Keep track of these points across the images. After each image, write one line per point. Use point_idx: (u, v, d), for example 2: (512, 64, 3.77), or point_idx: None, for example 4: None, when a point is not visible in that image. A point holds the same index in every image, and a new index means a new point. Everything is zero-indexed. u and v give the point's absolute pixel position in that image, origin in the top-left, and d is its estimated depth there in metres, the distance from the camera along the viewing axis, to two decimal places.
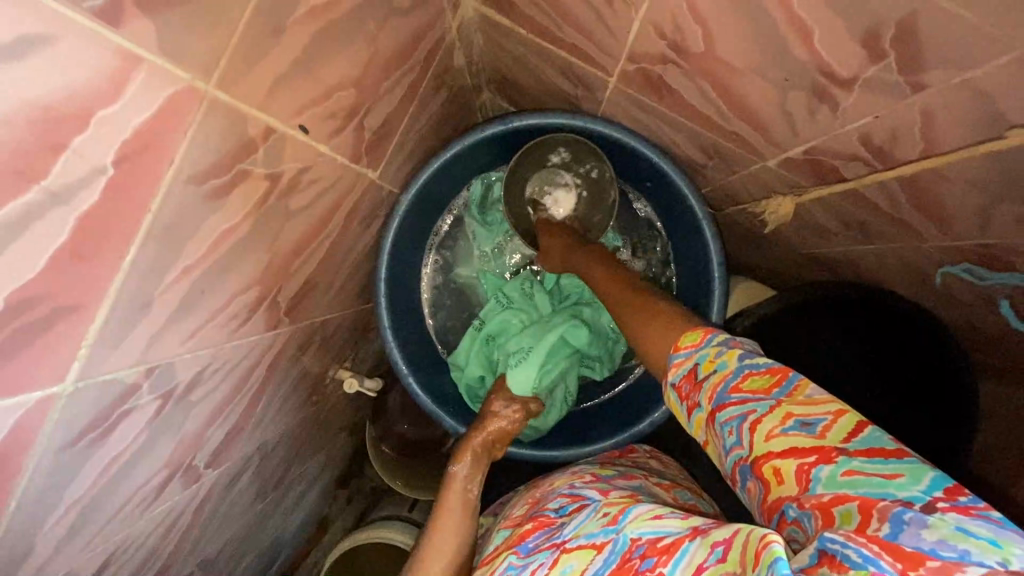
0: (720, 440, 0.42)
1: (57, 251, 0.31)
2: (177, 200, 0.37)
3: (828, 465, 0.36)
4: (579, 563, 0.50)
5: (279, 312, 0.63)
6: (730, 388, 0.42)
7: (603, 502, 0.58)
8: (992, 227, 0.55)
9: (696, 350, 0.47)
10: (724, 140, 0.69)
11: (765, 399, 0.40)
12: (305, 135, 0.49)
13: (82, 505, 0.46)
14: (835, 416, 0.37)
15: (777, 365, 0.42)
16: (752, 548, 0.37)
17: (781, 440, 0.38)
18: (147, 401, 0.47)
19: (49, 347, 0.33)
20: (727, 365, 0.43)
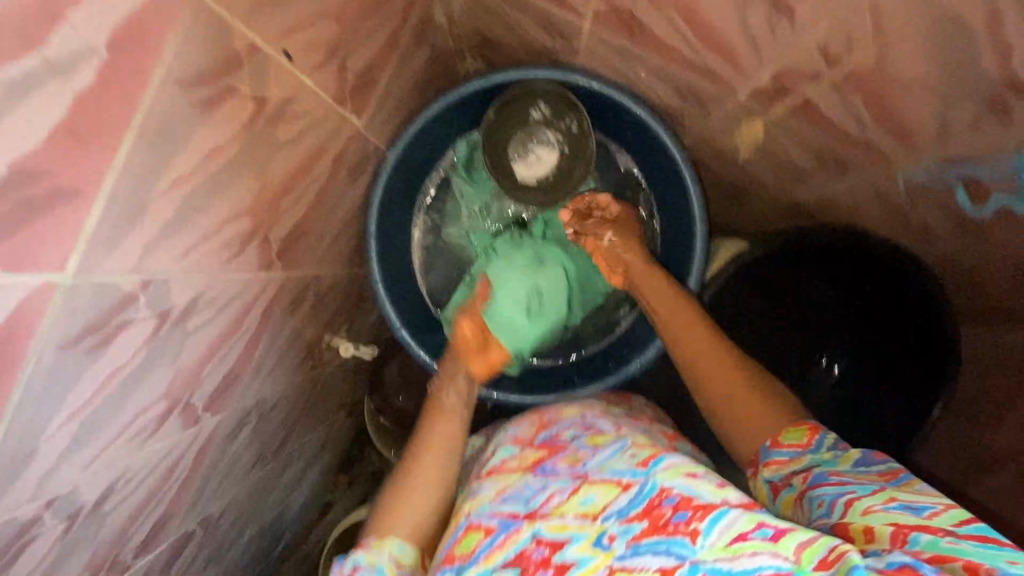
0: (811, 510, 0.53)
1: (55, 126, 0.33)
2: (168, 100, 0.39)
3: (928, 533, 0.45)
4: (600, 496, 0.56)
5: (271, 252, 0.65)
6: (833, 473, 0.54)
7: (631, 441, 0.62)
8: (953, 132, 0.57)
9: (801, 450, 0.57)
10: (696, 77, 0.71)
11: (871, 483, 0.51)
12: (289, 62, 0.51)
13: (83, 418, 0.47)
14: (944, 508, 0.47)
15: (893, 467, 0.53)
16: (811, 555, 0.46)
17: (883, 513, 0.48)
18: (144, 317, 0.48)
19: (49, 227, 0.35)
20: (839, 464, 0.55)
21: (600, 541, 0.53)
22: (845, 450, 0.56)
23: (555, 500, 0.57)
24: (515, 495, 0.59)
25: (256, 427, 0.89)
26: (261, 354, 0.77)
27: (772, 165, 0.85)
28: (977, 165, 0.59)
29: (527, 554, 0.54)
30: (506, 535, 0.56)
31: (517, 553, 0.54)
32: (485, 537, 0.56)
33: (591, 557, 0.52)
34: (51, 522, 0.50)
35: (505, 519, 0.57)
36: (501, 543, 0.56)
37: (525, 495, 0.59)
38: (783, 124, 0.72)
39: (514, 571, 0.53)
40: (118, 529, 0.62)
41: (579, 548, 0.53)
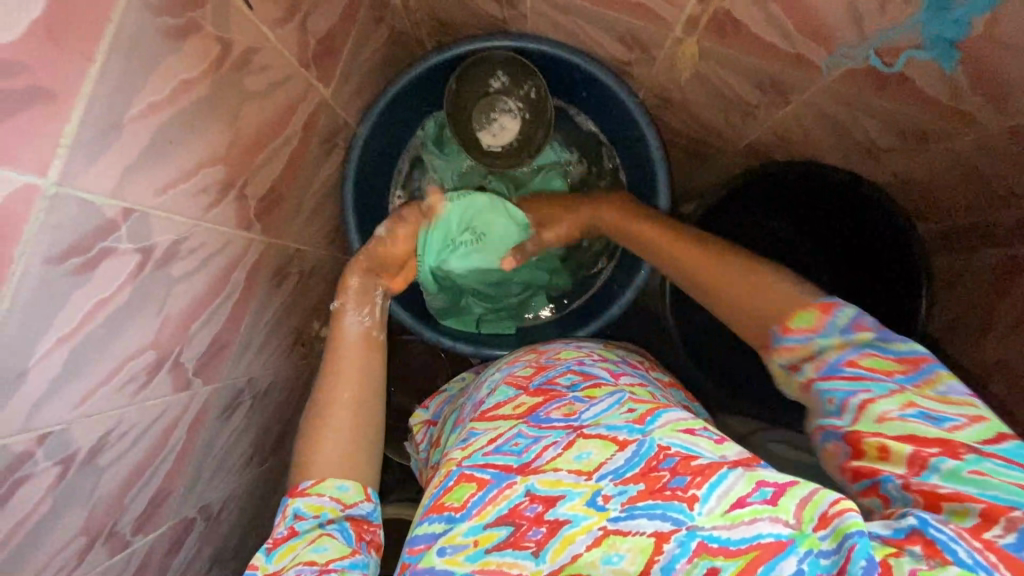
0: (820, 404, 0.48)
1: (34, 22, 0.38)
2: (135, 21, 0.44)
3: (955, 459, 0.40)
4: (596, 453, 0.50)
5: (248, 209, 0.68)
6: (848, 363, 0.48)
7: (628, 395, 0.57)
8: (867, 19, 0.62)
9: (812, 334, 0.52)
10: (632, 18, 0.78)
11: (888, 381, 0.46)
12: (249, 11, 0.57)
13: (72, 348, 0.49)
14: (968, 421, 0.42)
15: (912, 355, 0.47)
16: (812, 512, 0.41)
17: (901, 421, 0.43)
18: (126, 250, 0.51)
19: (31, 123, 0.39)
20: (852, 346, 0.49)
21: (595, 500, 0.47)
22: (859, 332, 0.50)
23: (549, 454, 0.51)
24: (508, 446, 0.53)
25: (259, 417, 0.88)
26: (253, 328, 0.78)
27: (719, 105, 0.88)
28: (894, 30, 0.62)
29: (520, 510, 0.48)
30: (499, 490, 0.49)
31: (510, 509, 0.48)
32: (478, 491, 0.50)
33: (585, 516, 0.46)
34: (45, 463, 0.52)
35: (499, 472, 0.51)
36: (493, 497, 0.49)
37: (518, 447, 0.53)
38: (718, 53, 0.77)
39: (507, 528, 0.47)
40: (114, 490, 0.62)
41: (570, 506, 0.47)
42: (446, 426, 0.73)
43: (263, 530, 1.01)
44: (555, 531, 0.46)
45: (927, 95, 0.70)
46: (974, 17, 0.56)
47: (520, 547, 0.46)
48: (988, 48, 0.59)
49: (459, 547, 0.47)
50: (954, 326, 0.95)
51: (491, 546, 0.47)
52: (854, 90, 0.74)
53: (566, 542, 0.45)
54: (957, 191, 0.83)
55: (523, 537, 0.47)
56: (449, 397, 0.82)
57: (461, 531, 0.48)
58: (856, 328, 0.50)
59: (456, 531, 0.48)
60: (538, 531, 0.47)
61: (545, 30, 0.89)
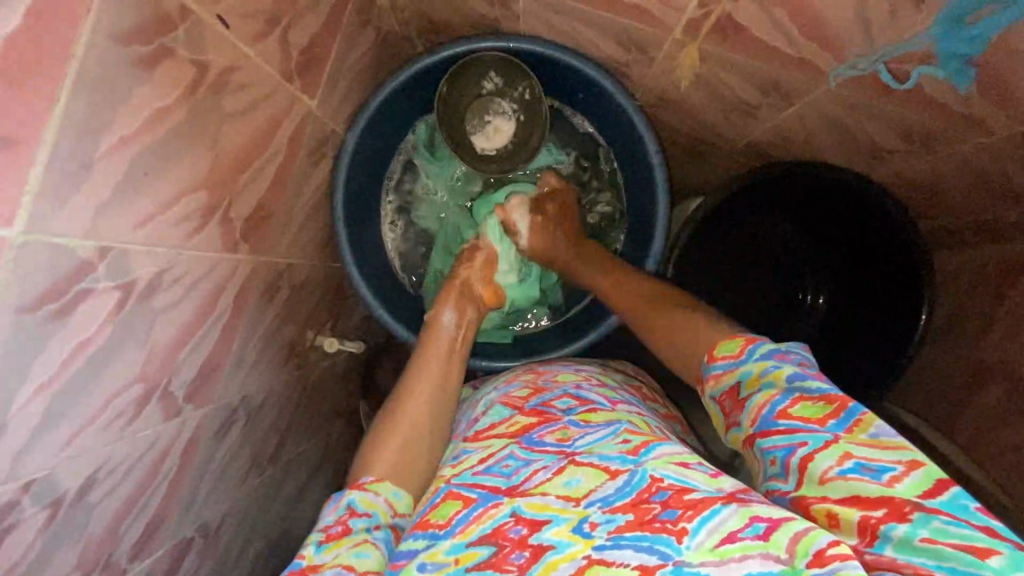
0: (762, 463, 0.48)
1: None
2: (99, 53, 0.42)
3: (903, 524, 0.40)
4: (586, 481, 0.49)
5: (233, 230, 0.65)
6: (778, 414, 0.47)
7: (625, 425, 0.55)
8: (874, 26, 0.60)
9: (735, 361, 0.54)
10: (629, 20, 0.74)
11: (823, 431, 0.45)
12: (225, 28, 0.54)
13: (54, 394, 0.48)
14: (907, 469, 0.42)
15: (834, 394, 0.47)
16: (807, 546, 0.40)
17: (842, 482, 0.43)
18: (105, 288, 0.49)
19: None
20: (777, 387, 0.49)
21: (580, 527, 0.45)
22: (781, 363, 0.51)
23: (538, 478, 0.50)
24: (498, 467, 0.53)
25: (256, 434, 0.87)
26: (245, 348, 0.76)
27: (720, 106, 0.85)
28: (908, 42, 0.59)
29: (504, 531, 0.47)
30: (484, 509, 0.49)
31: (494, 529, 0.47)
32: (464, 508, 0.50)
33: (569, 542, 0.44)
34: (33, 508, 0.50)
35: (486, 492, 0.50)
36: (478, 515, 0.49)
37: (508, 469, 0.52)
38: (720, 55, 0.74)
39: (489, 548, 0.46)
40: (108, 523, 0.61)
41: (556, 532, 0.45)
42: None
43: (264, 540, 0.99)
44: (538, 555, 0.44)
45: (935, 100, 0.67)
46: (992, 32, 0.54)
47: (502, 569, 0.44)
48: (1001, 58, 0.56)
49: (440, 565, 0.47)
50: (956, 324, 0.92)
51: (472, 565, 0.46)
52: (860, 94, 0.71)
53: (549, 567, 0.44)
54: (960, 191, 0.81)
55: (505, 560, 0.45)
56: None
57: (443, 549, 0.48)
58: (780, 358, 0.51)
59: (438, 549, 0.48)
60: (521, 554, 0.45)
61: (539, 30, 0.86)
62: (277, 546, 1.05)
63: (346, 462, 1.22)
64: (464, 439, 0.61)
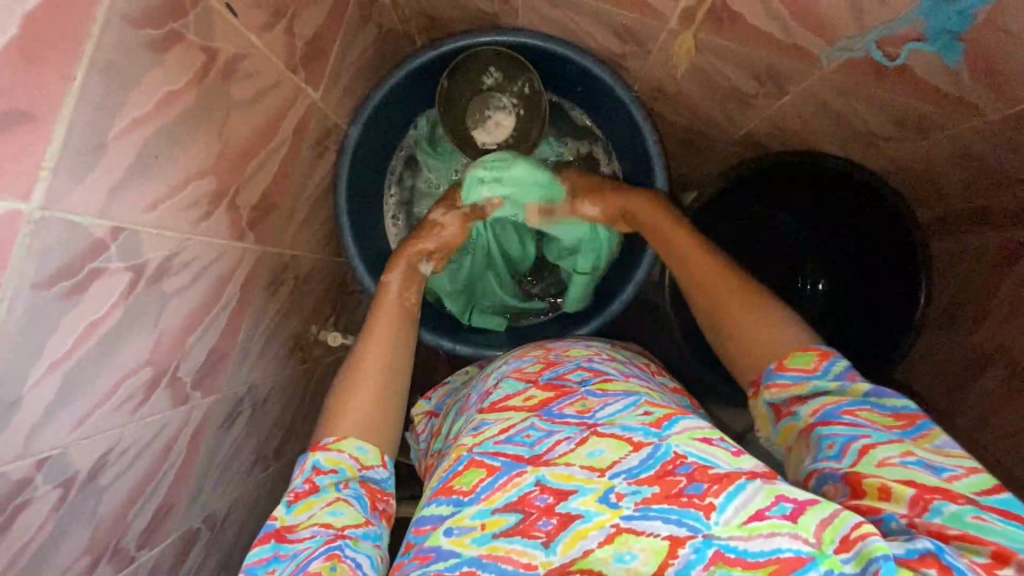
0: (816, 447, 0.48)
1: (9, 44, 0.37)
2: (115, 35, 0.44)
3: (954, 503, 0.41)
4: (610, 451, 0.49)
5: (239, 216, 0.66)
6: (845, 411, 0.48)
7: (645, 397, 0.55)
8: (865, 10, 0.61)
9: (807, 374, 0.52)
10: (626, 11, 0.76)
11: (887, 432, 0.46)
12: (233, 17, 0.56)
13: (66, 373, 0.49)
14: (967, 472, 0.43)
15: (908, 411, 0.48)
16: (833, 534, 0.41)
17: (902, 467, 0.43)
18: (117, 268, 0.50)
19: (13, 147, 0.39)
20: (848, 396, 0.50)
21: (607, 497, 0.46)
22: (854, 381, 0.51)
23: (561, 449, 0.50)
24: (520, 437, 0.52)
25: (262, 426, 0.87)
26: (251, 338, 0.77)
27: (716, 96, 0.86)
28: (899, 21, 0.60)
29: (529, 499, 0.47)
30: (509, 478, 0.48)
31: (520, 497, 0.47)
32: (488, 476, 0.49)
33: (597, 512, 0.45)
34: (45, 487, 0.51)
35: (509, 461, 0.50)
36: (502, 484, 0.48)
37: (530, 438, 0.51)
38: (715, 44, 0.76)
39: (516, 515, 0.46)
40: (117, 507, 0.61)
41: (583, 501, 0.46)
42: (448, 416, 0.71)
43: None
44: (566, 524, 0.45)
45: (928, 85, 0.69)
46: (978, 6, 0.55)
47: (530, 536, 0.45)
48: (990, 38, 0.58)
49: (466, 530, 0.46)
50: (954, 313, 0.93)
51: (499, 531, 0.46)
52: (852, 79, 0.73)
53: (577, 537, 0.44)
54: (955, 175, 0.81)
55: (532, 527, 0.46)
56: (453, 389, 0.81)
57: (468, 514, 0.47)
58: (851, 378, 0.51)
59: (464, 514, 0.47)
60: (547, 522, 0.46)
61: (537, 23, 0.87)
62: None
63: None
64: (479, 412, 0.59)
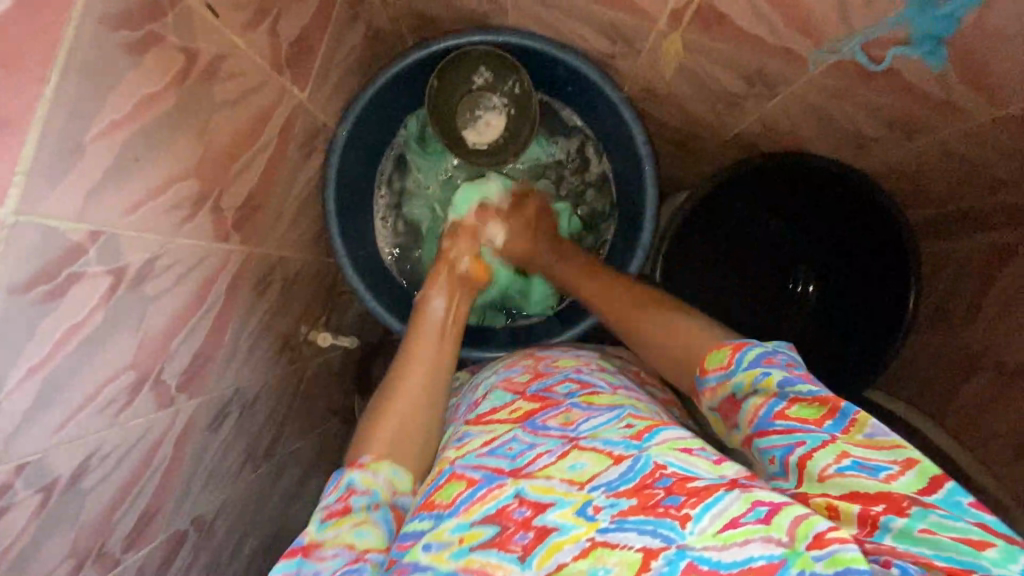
0: (762, 463, 0.49)
1: None
2: (91, 37, 0.43)
3: (902, 517, 0.40)
4: (590, 465, 0.49)
5: (224, 218, 0.66)
6: (777, 416, 0.48)
7: (629, 409, 0.55)
8: (852, 12, 0.61)
9: (726, 373, 0.54)
10: (615, 11, 0.76)
11: (819, 432, 0.46)
12: (214, 17, 0.55)
13: (45, 377, 0.48)
14: (903, 469, 0.42)
15: (827, 394, 0.47)
16: (807, 530, 0.40)
17: (841, 478, 0.43)
18: (96, 272, 0.49)
19: None
20: (767, 390, 0.50)
21: (584, 510, 0.45)
22: (768, 369, 0.51)
23: (542, 462, 0.50)
24: (503, 449, 0.52)
25: (251, 428, 0.87)
26: (238, 341, 0.76)
27: (706, 97, 0.86)
28: (884, 24, 0.61)
29: (508, 512, 0.47)
30: (488, 490, 0.49)
31: (498, 510, 0.47)
32: (468, 489, 0.50)
33: (573, 525, 0.44)
34: (25, 491, 0.51)
35: (490, 474, 0.50)
36: (481, 496, 0.48)
37: (512, 451, 0.52)
38: (704, 46, 0.76)
39: (493, 528, 0.46)
40: (101, 511, 0.61)
41: (560, 514, 0.45)
42: None
43: (259, 536, 0.99)
44: (542, 537, 0.44)
45: (916, 87, 0.68)
46: (965, 11, 0.56)
47: (507, 549, 0.44)
48: (977, 42, 0.58)
49: (445, 544, 0.46)
50: (942, 315, 0.93)
51: (476, 545, 0.45)
52: (841, 82, 0.73)
53: (553, 549, 0.43)
54: (944, 178, 0.82)
55: (509, 540, 0.45)
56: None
57: (447, 528, 0.47)
58: (768, 363, 0.52)
59: (443, 528, 0.48)
60: (525, 535, 0.45)
61: (527, 23, 0.87)
62: (272, 545, 1.04)
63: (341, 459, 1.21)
64: (465, 423, 0.60)
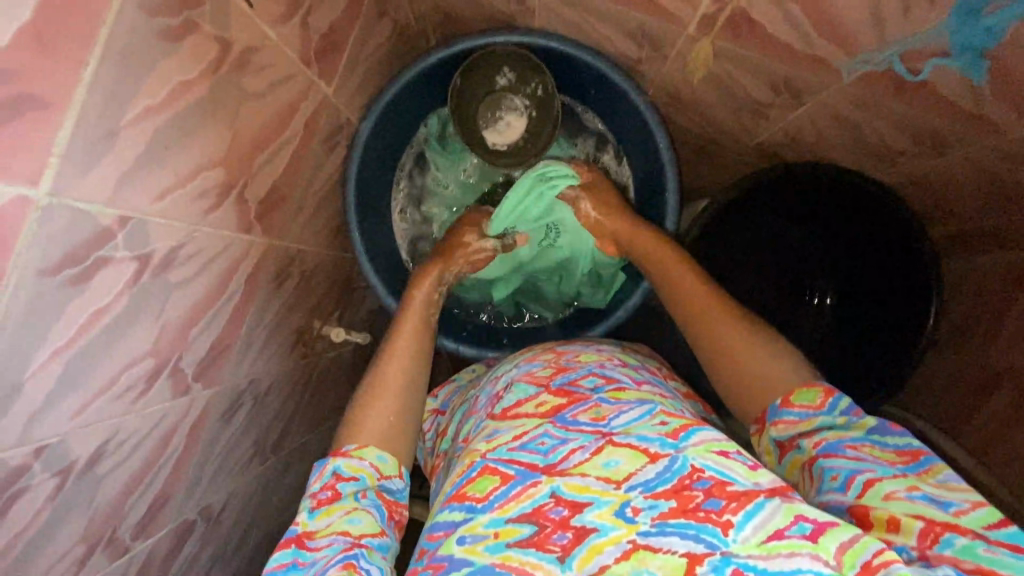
0: (820, 480, 0.48)
1: (21, 29, 0.37)
2: (129, 23, 0.43)
3: (965, 537, 0.41)
4: (626, 463, 0.48)
5: (247, 209, 0.66)
6: (848, 443, 0.48)
7: (660, 406, 0.54)
8: (887, 22, 0.60)
9: (814, 411, 0.52)
10: (645, 16, 0.75)
11: (891, 467, 0.46)
12: (248, 8, 0.56)
13: (68, 362, 0.48)
14: (973, 506, 0.42)
15: (909, 446, 0.48)
16: (853, 559, 0.40)
17: (908, 502, 0.43)
18: (123, 258, 0.49)
19: (23, 131, 0.38)
20: (852, 431, 0.50)
21: (623, 511, 0.45)
22: (860, 416, 0.51)
23: (576, 458, 0.49)
24: (534, 444, 0.51)
25: (262, 420, 0.86)
26: (254, 332, 0.76)
27: (730, 103, 0.85)
28: (921, 36, 0.60)
29: (544, 511, 0.46)
30: (524, 488, 0.48)
31: (534, 508, 0.47)
32: (502, 485, 0.48)
33: (613, 526, 0.44)
34: (42, 475, 0.51)
35: (524, 469, 0.49)
36: (516, 494, 0.48)
37: (544, 446, 0.51)
38: (733, 53, 0.75)
39: (530, 527, 0.46)
40: (114, 497, 0.61)
41: (598, 515, 0.45)
42: (456, 414, 0.71)
43: (264, 529, 0.98)
44: (581, 538, 0.44)
45: (949, 101, 0.67)
46: (1004, 26, 0.54)
47: (546, 549, 0.44)
48: (1015, 56, 0.57)
49: (479, 538, 0.46)
50: (963, 333, 0.91)
51: (512, 541, 0.45)
52: (871, 92, 0.72)
53: (593, 551, 0.44)
54: (970, 194, 0.80)
55: (547, 540, 0.45)
56: (460, 386, 0.80)
57: (481, 523, 0.47)
58: (857, 414, 0.51)
59: (477, 522, 0.47)
60: (563, 535, 0.45)
61: (554, 25, 0.87)
62: (275, 539, 1.03)
63: None
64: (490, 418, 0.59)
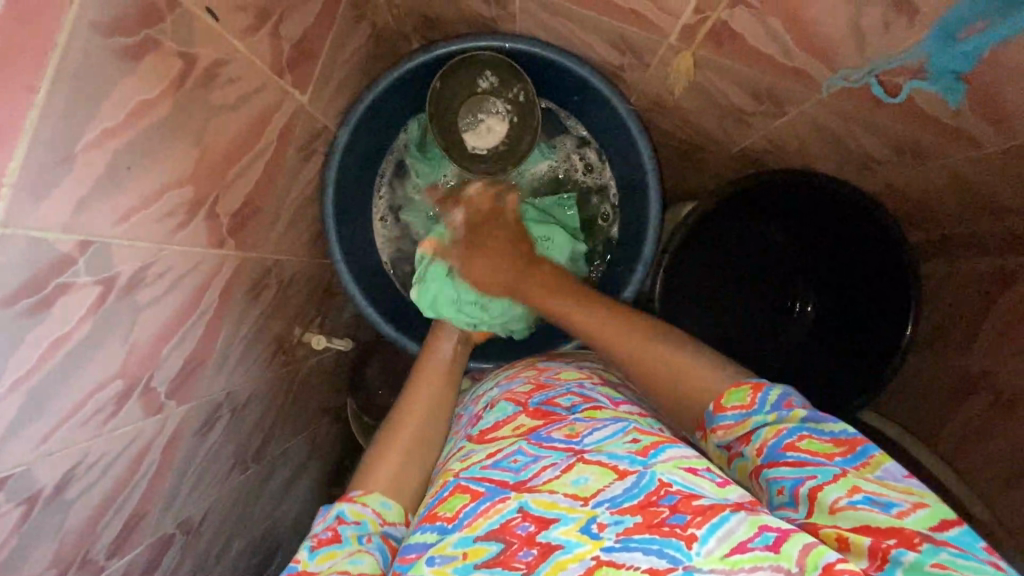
0: (768, 493, 0.48)
1: None
2: (82, 43, 0.41)
3: (914, 552, 0.39)
4: (594, 479, 0.48)
5: (218, 224, 0.64)
6: (787, 446, 0.47)
7: (633, 424, 0.54)
8: (867, 39, 0.60)
9: (746, 411, 0.52)
10: (627, 25, 0.74)
11: (831, 465, 0.45)
12: (214, 21, 0.54)
13: (30, 390, 0.47)
14: (913, 507, 0.42)
15: (847, 436, 0.47)
16: (817, 559, 0.40)
17: (852, 511, 0.42)
18: (85, 283, 0.48)
19: None
20: (785, 424, 0.49)
21: (589, 527, 0.45)
22: (791, 409, 0.50)
23: (547, 475, 0.49)
24: (507, 462, 0.52)
25: (242, 430, 0.85)
26: (230, 346, 0.75)
27: (713, 110, 0.85)
28: (899, 55, 0.60)
29: (510, 527, 0.46)
30: (491, 503, 0.48)
31: (501, 524, 0.46)
32: (471, 502, 0.49)
33: (578, 542, 0.44)
34: (7, 505, 0.50)
35: (494, 486, 0.49)
36: (484, 509, 0.47)
37: (516, 463, 0.51)
38: (716, 63, 0.74)
39: (497, 545, 0.45)
40: (85, 519, 0.60)
41: (564, 531, 0.45)
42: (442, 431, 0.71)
43: (247, 537, 0.98)
44: (546, 555, 0.44)
45: (929, 116, 0.67)
46: (983, 48, 0.54)
47: (510, 567, 0.44)
48: (992, 75, 0.57)
49: (448, 559, 0.45)
50: (938, 339, 0.93)
51: (479, 562, 0.44)
52: (852, 105, 0.72)
53: (557, 567, 0.43)
54: (948, 204, 0.81)
55: (513, 558, 0.44)
56: None
57: (450, 543, 0.47)
58: (787, 405, 0.51)
59: (445, 543, 0.47)
60: (528, 552, 0.44)
61: (535, 30, 0.85)
62: (259, 546, 1.03)
63: (330, 459, 1.20)
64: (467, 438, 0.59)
